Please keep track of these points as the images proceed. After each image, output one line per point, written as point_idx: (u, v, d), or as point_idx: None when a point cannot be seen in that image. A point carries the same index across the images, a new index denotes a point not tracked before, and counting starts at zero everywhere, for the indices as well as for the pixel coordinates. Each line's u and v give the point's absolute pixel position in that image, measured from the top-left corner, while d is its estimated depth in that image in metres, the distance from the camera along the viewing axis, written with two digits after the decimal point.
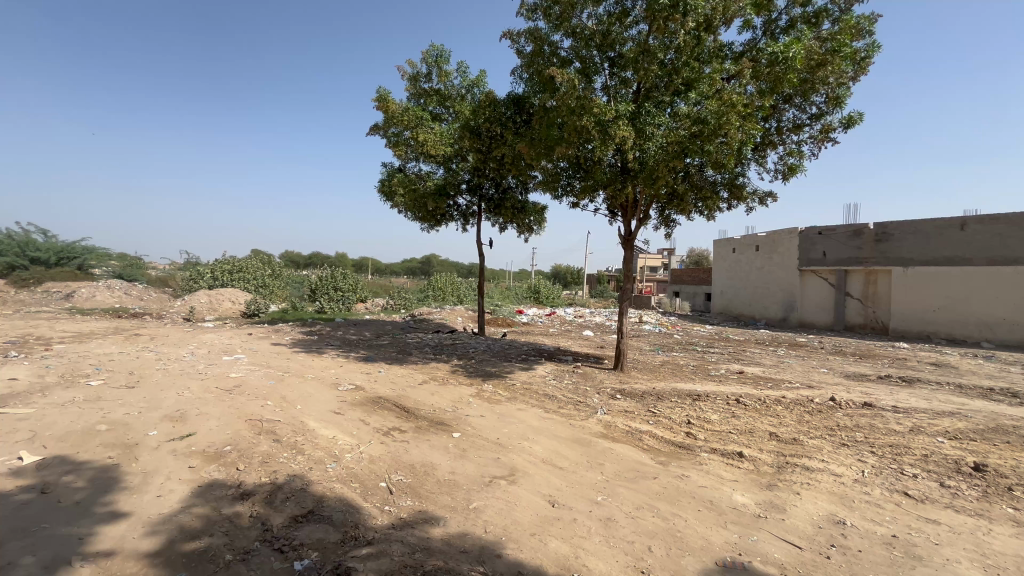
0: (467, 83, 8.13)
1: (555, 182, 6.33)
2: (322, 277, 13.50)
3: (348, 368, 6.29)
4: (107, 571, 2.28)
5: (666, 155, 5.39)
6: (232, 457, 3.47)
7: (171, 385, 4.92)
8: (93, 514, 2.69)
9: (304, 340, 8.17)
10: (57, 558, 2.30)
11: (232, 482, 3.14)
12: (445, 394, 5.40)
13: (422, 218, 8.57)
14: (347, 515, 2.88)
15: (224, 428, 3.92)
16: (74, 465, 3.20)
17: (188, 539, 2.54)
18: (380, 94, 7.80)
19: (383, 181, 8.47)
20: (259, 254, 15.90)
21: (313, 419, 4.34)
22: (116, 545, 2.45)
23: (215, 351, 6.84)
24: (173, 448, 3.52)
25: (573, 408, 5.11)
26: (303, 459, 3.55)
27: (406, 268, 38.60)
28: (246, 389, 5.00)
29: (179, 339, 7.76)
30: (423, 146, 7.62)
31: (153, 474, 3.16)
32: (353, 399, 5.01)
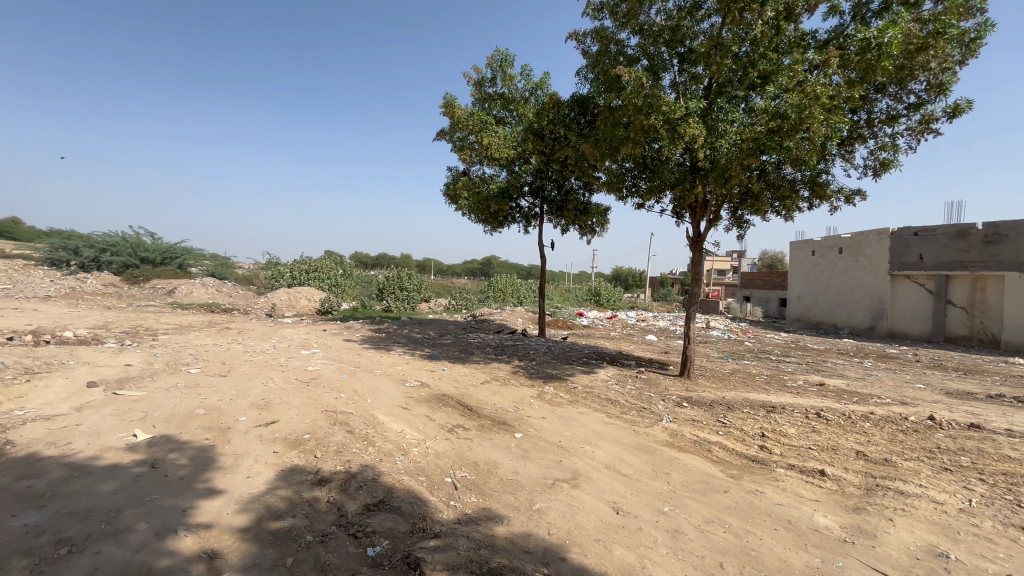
0: (531, 86, 8.18)
1: (620, 183, 6.20)
2: (389, 277, 14.12)
3: (414, 365, 6.53)
4: (207, 542, 2.51)
5: (740, 153, 5.13)
6: (310, 445, 3.71)
7: (257, 375, 5.34)
8: (194, 489, 2.98)
9: (373, 337, 8.58)
10: (165, 527, 2.57)
11: (311, 468, 3.37)
12: (507, 394, 5.46)
13: (484, 220, 8.73)
14: (415, 507, 2.99)
15: (303, 418, 4.20)
16: (178, 444, 3.56)
17: (273, 518, 2.75)
18: (447, 100, 8.02)
19: (448, 184, 8.70)
20: (332, 255, 16.92)
21: (382, 413, 4.54)
22: (214, 519, 2.69)
23: (294, 345, 7.35)
24: (260, 434, 3.82)
25: (637, 414, 4.99)
26: (374, 451, 3.72)
27: (467, 269, 39.38)
28: (322, 381, 5.33)
29: (263, 333, 8.41)
30: (487, 149, 7.75)
31: (243, 456, 3.45)
32: (419, 396, 5.19)
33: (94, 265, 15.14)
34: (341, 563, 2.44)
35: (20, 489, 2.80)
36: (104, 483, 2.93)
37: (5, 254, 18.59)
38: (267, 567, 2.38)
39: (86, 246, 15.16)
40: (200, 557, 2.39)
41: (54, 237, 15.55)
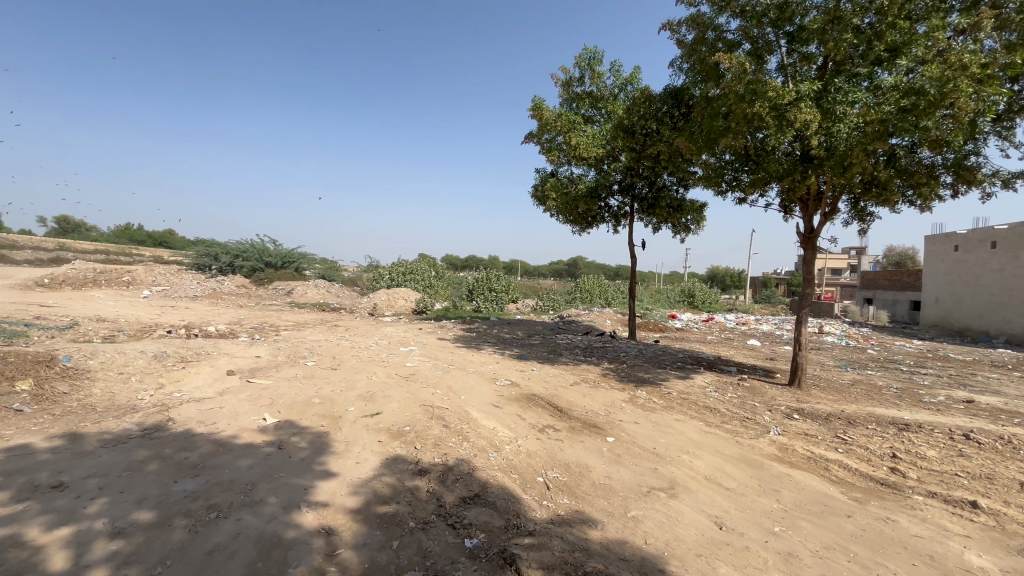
0: (621, 82, 7.99)
1: (719, 177, 5.81)
2: (479, 279, 14.58)
3: (504, 364, 6.67)
4: (324, 519, 2.77)
5: (863, 138, 4.56)
6: (411, 437, 3.94)
7: (362, 369, 5.79)
8: (313, 470, 3.30)
9: (465, 336, 8.90)
10: (291, 502, 2.87)
11: (412, 458, 3.57)
12: (598, 397, 5.36)
13: (572, 221, 8.67)
14: (509, 503, 3.05)
15: (404, 410, 4.48)
16: (299, 428, 3.97)
17: (379, 503, 2.96)
18: (535, 103, 8.09)
19: (537, 186, 8.77)
20: (427, 258, 17.88)
21: (475, 410, 4.69)
22: (330, 499, 2.96)
23: (394, 342, 7.87)
24: (367, 423, 4.14)
25: (740, 424, 4.65)
26: (469, 446, 3.86)
27: (553, 270, 39.37)
28: (420, 377, 5.64)
29: (366, 331, 9.09)
30: (576, 149, 7.69)
31: (353, 443, 3.76)
32: (510, 395, 5.29)
33: (229, 269, 17.41)
34: (441, 551, 2.56)
35: (179, 460, 3.29)
36: (242, 459, 3.35)
37: (165, 260, 22.01)
38: (375, 547, 2.57)
39: (224, 253, 17.47)
40: (319, 532, 2.64)
41: (200, 245, 18.13)
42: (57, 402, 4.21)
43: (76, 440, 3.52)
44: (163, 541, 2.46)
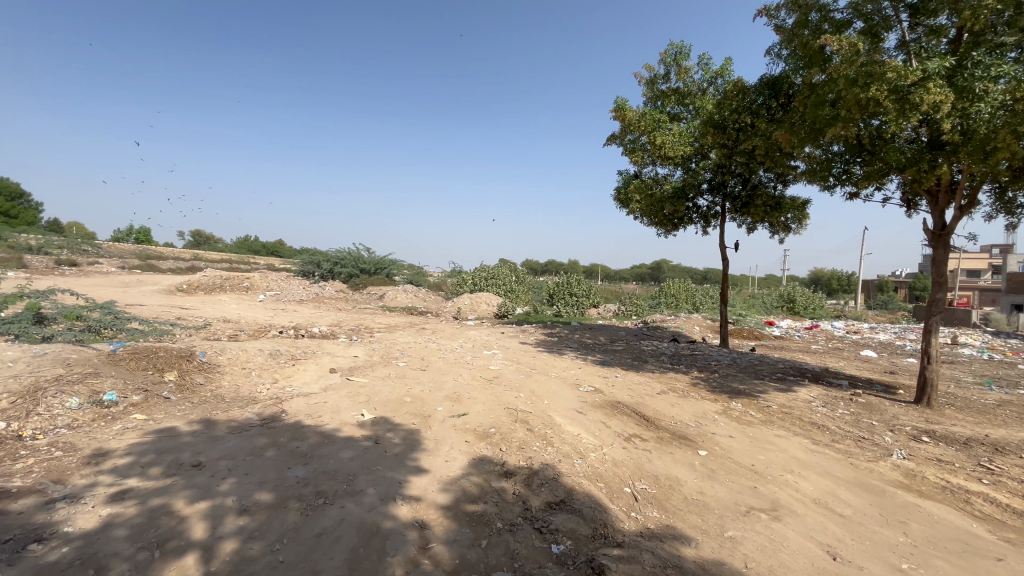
0: (710, 75, 7.59)
1: (827, 171, 5.29)
2: (559, 283, 14.52)
3: (587, 370, 6.58)
4: (417, 512, 2.90)
5: (1012, 117, 3.92)
6: (496, 438, 4.02)
7: (449, 371, 6.01)
8: (406, 465, 3.48)
9: (547, 341, 8.91)
10: (387, 494, 3.06)
11: (498, 460, 3.64)
12: (687, 407, 5.10)
13: (657, 223, 8.34)
14: (596, 512, 3.00)
15: (489, 413, 4.58)
16: (393, 425, 4.22)
17: (467, 502, 3.05)
18: (618, 104, 7.92)
19: (620, 189, 8.57)
20: (508, 263, 18.20)
21: (559, 415, 4.67)
22: (423, 494, 3.11)
23: (478, 345, 8.09)
24: (454, 423, 4.29)
25: (854, 444, 4.18)
26: (553, 451, 3.85)
27: (635, 274, 38.19)
28: (503, 380, 5.74)
29: (451, 334, 9.43)
30: (661, 149, 7.41)
31: (442, 442, 3.92)
32: (593, 401, 5.20)
33: (330, 275, 18.99)
34: (528, 554, 2.58)
35: (291, 448, 3.64)
36: (344, 451, 3.63)
37: (277, 267, 24.54)
38: (465, 544, 2.64)
39: (325, 260, 19.09)
40: (413, 525, 2.78)
41: (305, 253, 19.98)
42: (195, 392, 4.84)
43: (209, 426, 4.03)
44: (280, 521, 2.73)
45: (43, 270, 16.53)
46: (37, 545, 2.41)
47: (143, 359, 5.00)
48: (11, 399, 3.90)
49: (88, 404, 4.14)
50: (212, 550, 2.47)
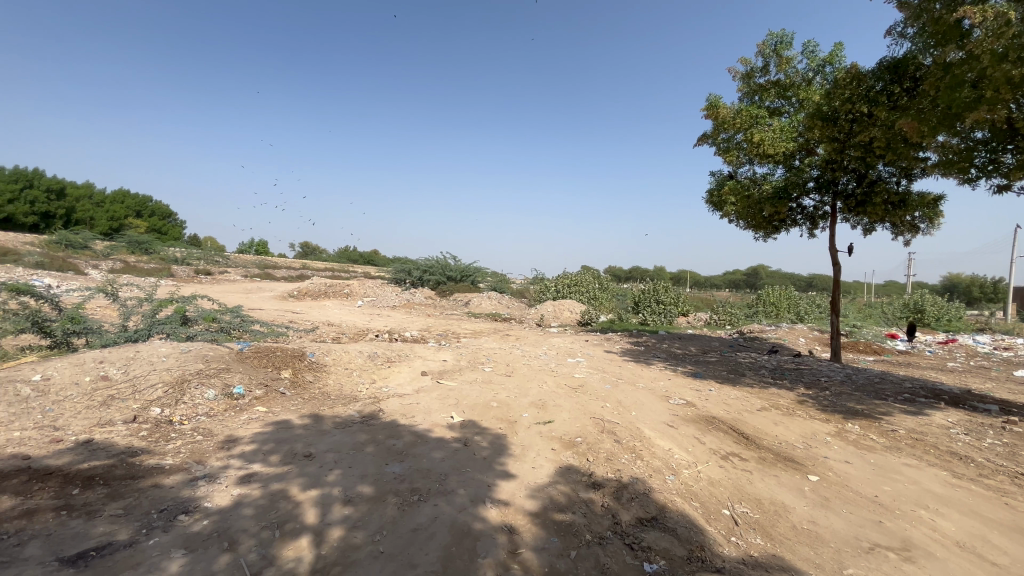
0: (817, 64, 6.96)
1: (968, 161, 4.59)
2: (645, 290, 13.99)
3: (678, 382, 6.27)
4: (506, 517, 2.94)
5: None
6: (583, 448, 3.96)
7: (534, 378, 6.05)
8: (494, 469, 3.55)
9: (633, 350, 8.63)
10: (477, 496, 3.14)
11: (585, 470, 3.58)
12: (793, 426, 4.66)
13: (755, 226, 7.77)
14: (691, 533, 2.84)
15: (575, 421, 4.53)
16: (481, 429, 4.33)
17: (555, 510, 3.03)
18: (711, 102, 7.53)
19: (713, 191, 8.11)
20: (591, 270, 17.94)
21: (648, 427, 4.50)
22: (511, 498, 3.14)
23: (562, 352, 8.05)
24: (540, 431, 4.30)
25: (1007, 480, 3.55)
26: (643, 465, 3.71)
27: (728, 280, 35.79)
28: (588, 389, 5.65)
29: (534, 341, 9.48)
30: (759, 147, 6.90)
31: (528, 448, 3.94)
32: (685, 415, 4.94)
33: (420, 282, 19.99)
34: (619, 570, 2.50)
35: (389, 445, 3.87)
36: (436, 451, 3.78)
37: (373, 275, 26.30)
38: (554, 554, 2.63)
39: (415, 268, 20.13)
40: (502, 529, 2.82)
41: (398, 261, 21.22)
42: (305, 389, 5.34)
43: (318, 420, 4.42)
44: (380, 513, 2.91)
45: (186, 279, 19.23)
46: (185, 516, 2.79)
47: (264, 358, 5.62)
48: (164, 388, 4.57)
49: (222, 395, 4.74)
50: (322, 535, 2.69)
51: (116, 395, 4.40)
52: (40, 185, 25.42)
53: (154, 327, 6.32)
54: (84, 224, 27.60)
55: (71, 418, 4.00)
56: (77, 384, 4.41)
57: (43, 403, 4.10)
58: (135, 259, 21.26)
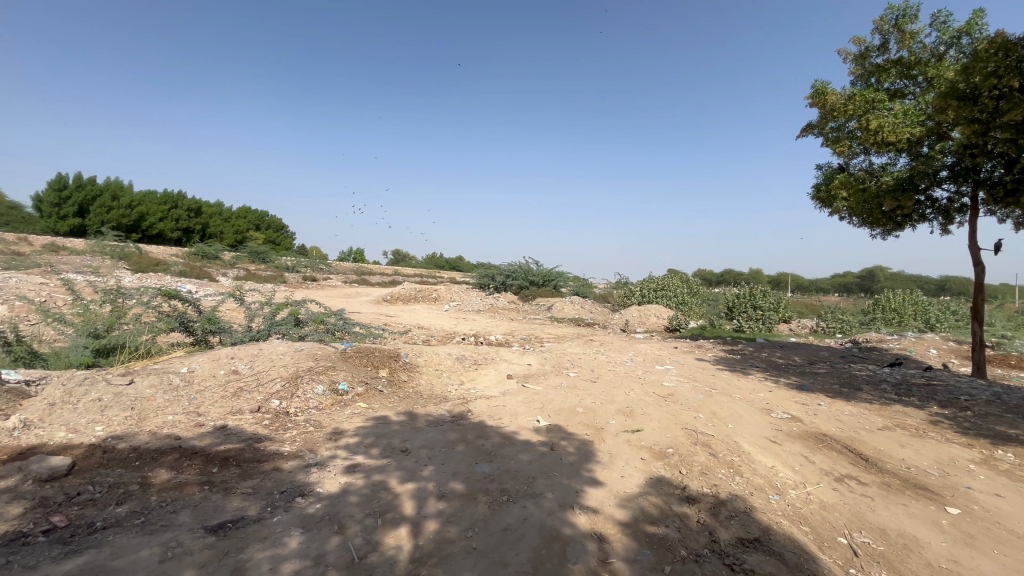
0: (950, 35, 6.08)
1: None
2: (740, 295, 13.07)
3: (780, 394, 5.77)
4: (596, 524, 2.91)
5: None
6: (675, 460, 3.79)
7: (620, 385, 5.90)
8: (581, 475, 3.52)
9: (727, 358, 8.10)
10: (566, 501, 3.13)
11: (678, 483, 3.43)
12: (924, 450, 4.09)
13: (873, 223, 6.96)
14: (801, 560, 2.61)
15: (665, 431, 4.35)
16: (567, 434, 4.31)
17: (646, 522, 2.94)
18: (817, 89, 6.90)
19: (820, 186, 7.41)
20: (678, 273, 17.17)
21: (747, 442, 4.19)
22: (600, 506, 3.10)
23: (649, 359, 7.77)
24: (629, 439, 4.19)
25: None
26: (742, 482, 3.47)
27: (838, 284, 32.30)
28: (679, 398, 5.39)
29: (619, 346, 9.25)
30: (876, 136, 6.18)
31: (617, 456, 3.86)
32: (790, 430, 4.53)
33: (503, 287, 20.42)
34: None
35: (478, 445, 3.99)
36: (523, 454, 3.84)
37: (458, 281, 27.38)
38: (647, 567, 2.55)
39: (498, 273, 20.54)
40: (591, 536, 2.79)
41: (482, 266, 21.80)
42: (400, 388, 5.68)
43: (412, 418, 4.68)
44: (471, 510, 3.01)
45: (296, 285, 21.36)
46: (301, 499, 3.10)
47: (365, 358, 6.07)
48: (282, 382, 5.12)
49: (329, 391, 5.20)
50: (419, 526, 2.84)
51: (244, 387, 4.99)
52: (183, 206, 29.78)
53: (272, 328, 7.09)
54: (216, 238, 31.83)
55: (210, 406, 4.61)
56: (214, 376, 5.08)
57: (189, 391, 4.77)
58: (256, 267, 24.06)
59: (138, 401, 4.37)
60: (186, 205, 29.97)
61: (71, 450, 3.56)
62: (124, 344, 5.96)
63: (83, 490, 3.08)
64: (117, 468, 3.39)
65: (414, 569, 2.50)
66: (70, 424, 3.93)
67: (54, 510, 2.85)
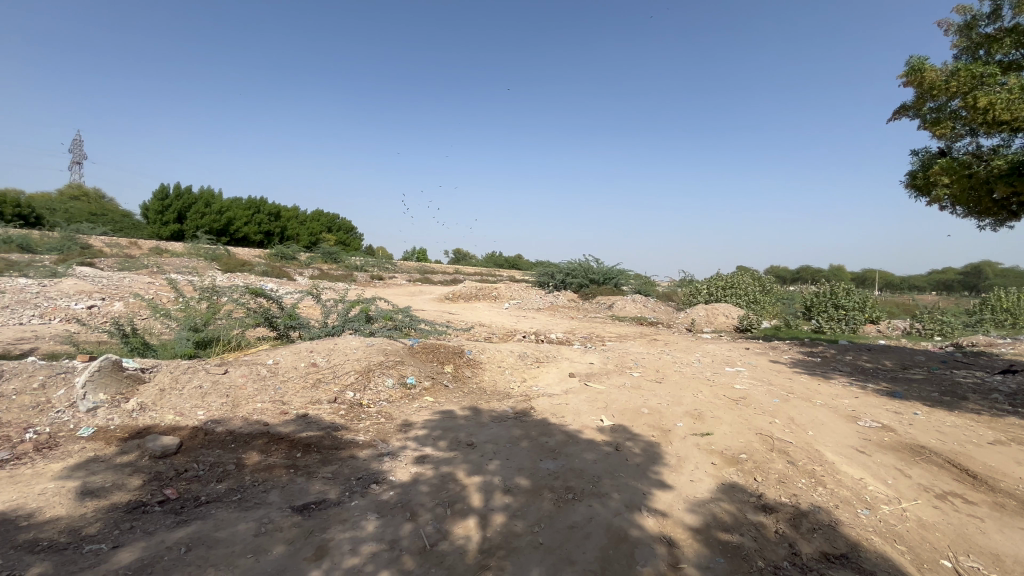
0: None
1: None
2: (820, 294, 12.15)
3: (869, 401, 5.31)
4: (664, 528, 2.84)
5: None
6: (749, 466, 3.61)
7: (687, 386, 5.69)
8: (648, 477, 3.44)
9: (806, 361, 7.57)
10: (633, 502, 3.08)
11: (752, 490, 3.27)
12: None
13: (981, 212, 6.21)
14: None
15: (738, 436, 4.15)
16: (632, 435, 4.22)
17: (719, 529, 2.83)
18: (913, 65, 6.26)
19: (916, 172, 6.72)
20: (749, 271, 16.27)
21: (831, 451, 3.90)
22: (669, 510, 3.02)
23: (718, 360, 7.43)
24: (698, 442, 4.03)
25: None
26: (825, 493, 3.25)
27: (936, 281, 29.13)
28: (752, 402, 5.11)
29: (685, 346, 8.91)
30: (985, 115, 5.50)
31: (685, 459, 3.73)
32: (881, 441, 4.16)
33: (563, 286, 20.30)
34: None
35: (542, 442, 4.02)
36: (588, 453, 3.81)
37: (518, 279, 27.59)
38: None
39: (558, 271, 20.43)
40: (660, 540, 2.73)
41: (541, 265, 21.79)
42: (464, 383, 5.82)
43: (477, 413, 4.78)
44: (537, 506, 3.04)
45: (365, 283, 22.46)
46: (376, 486, 3.28)
47: (431, 354, 6.28)
48: (356, 375, 5.42)
49: (398, 384, 5.43)
50: (487, 518, 2.91)
51: (322, 379, 5.34)
52: (265, 210, 32.25)
53: (346, 324, 7.52)
54: (294, 240, 34.22)
55: (293, 395, 4.98)
56: (296, 368, 5.47)
57: (275, 380, 5.17)
58: (329, 267, 25.60)
59: (232, 389, 4.81)
60: (268, 210, 32.44)
61: (178, 431, 3.98)
62: (219, 337, 6.58)
63: (189, 467, 3.44)
64: (216, 449, 3.75)
65: (482, 559, 2.57)
66: (177, 408, 4.39)
67: (166, 483, 3.21)
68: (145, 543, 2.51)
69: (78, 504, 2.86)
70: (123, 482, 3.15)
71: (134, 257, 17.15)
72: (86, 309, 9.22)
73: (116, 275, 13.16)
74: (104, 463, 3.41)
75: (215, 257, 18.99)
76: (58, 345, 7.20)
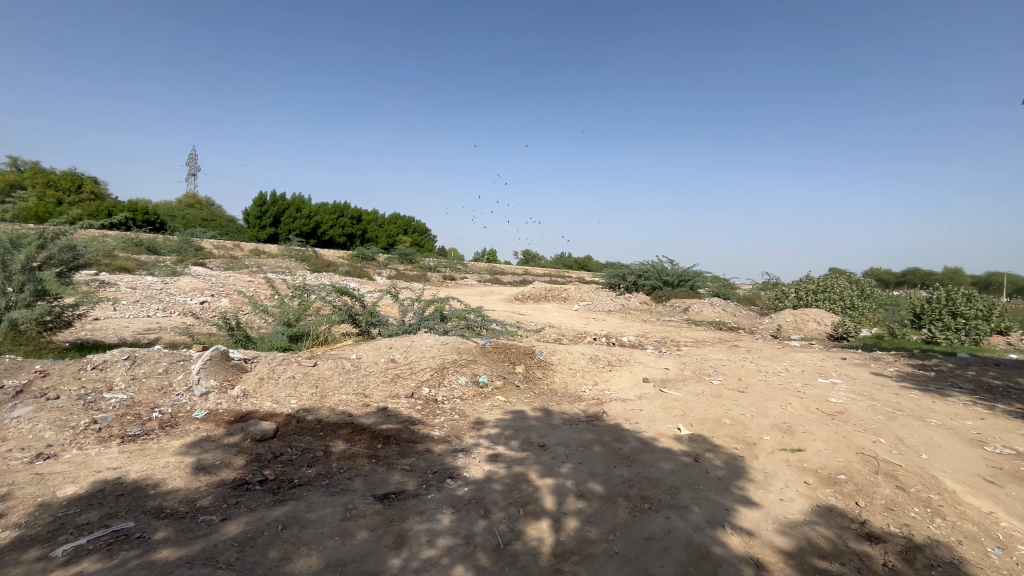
0: None
1: None
2: (931, 300, 10.80)
3: (998, 424, 4.61)
4: (751, 548, 2.66)
5: None
6: (849, 489, 3.27)
7: (774, 397, 5.28)
8: (732, 492, 3.22)
9: (917, 374, 6.74)
10: (715, 518, 2.90)
11: (853, 515, 2.97)
12: None
13: None
14: None
15: (834, 455, 3.78)
16: (713, 446, 3.99)
17: (815, 555, 2.60)
18: None
19: None
20: (845, 274, 14.81)
21: (949, 478, 3.44)
22: (756, 529, 2.82)
23: (810, 370, 6.82)
24: (788, 459, 3.73)
25: None
26: (944, 525, 2.87)
27: None
28: (851, 418, 4.63)
29: (771, 354, 8.29)
30: None
31: (774, 476, 3.46)
32: (1015, 470, 3.60)
33: (635, 288, 19.75)
34: None
35: (615, 448, 3.90)
36: (665, 462, 3.65)
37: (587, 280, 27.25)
38: None
39: (629, 272, 19.85)
40: (747, 561, 2.56)
41: (612, 266, 21.30)
42: (535, 383, 5.82)
43: (548, 415, 4.76)
44: (612, 513, 2.96)
45: (438, 283, 23.19)
46: (451, 481, 3.36)
47: (502, 354, 6.35)
48: (431, 371, 5.61)
49: (471, 382, 5.54)
50: (560, 522, 2.88)
51: (400, 374, 5.59)
52: (348, 213, 34.37)
53: (421, 322, 7.80)
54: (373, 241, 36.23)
55: (374, 389, 5.26)
56: (376, 363, 5.76)
57: (357, 374, 5.49)
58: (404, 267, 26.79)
59: (320, 380, 5.16)
60: (350, 212, 34.54)
61: (275, 417, 4.34)
62: (309, 332, 7.10)
63: (284, 450, 3.74)
64: (306, 435, 4.04)
65: (556, 563, 2.55)
66: (274, 396, 4.80)
67: (265, 464, 3.51)
68: (248, 518, 2.76)
69: (193, 478, 3.21)
70: (229, 461, 3.49)
71: (238, 258, 19.03)
72: (199, 305, 10.36)
73: (224, 274, 14.69)
74: (214, 443, 3.80)
75: (305, 257, 20.60)
76: (177, 335, 8.17)
